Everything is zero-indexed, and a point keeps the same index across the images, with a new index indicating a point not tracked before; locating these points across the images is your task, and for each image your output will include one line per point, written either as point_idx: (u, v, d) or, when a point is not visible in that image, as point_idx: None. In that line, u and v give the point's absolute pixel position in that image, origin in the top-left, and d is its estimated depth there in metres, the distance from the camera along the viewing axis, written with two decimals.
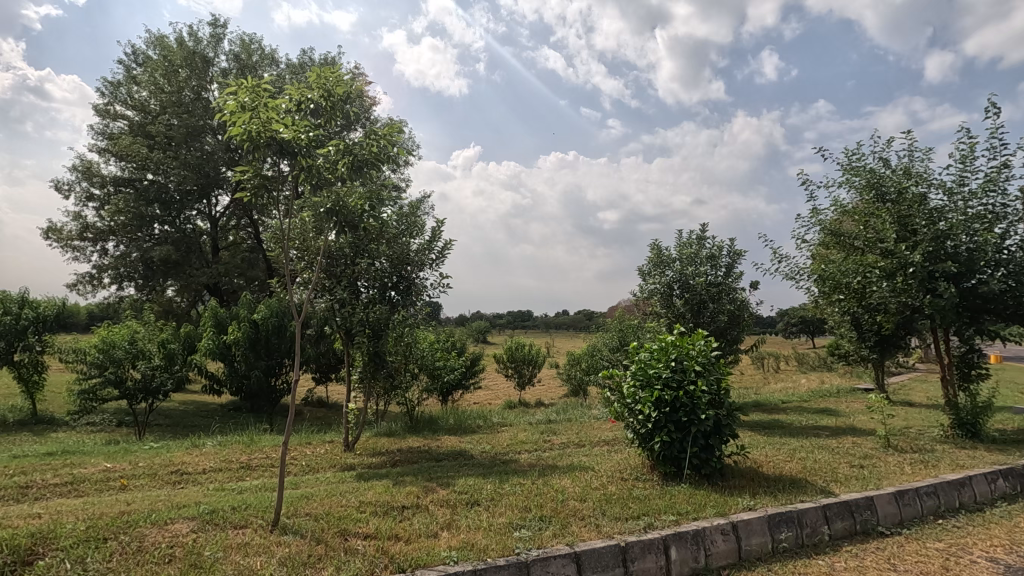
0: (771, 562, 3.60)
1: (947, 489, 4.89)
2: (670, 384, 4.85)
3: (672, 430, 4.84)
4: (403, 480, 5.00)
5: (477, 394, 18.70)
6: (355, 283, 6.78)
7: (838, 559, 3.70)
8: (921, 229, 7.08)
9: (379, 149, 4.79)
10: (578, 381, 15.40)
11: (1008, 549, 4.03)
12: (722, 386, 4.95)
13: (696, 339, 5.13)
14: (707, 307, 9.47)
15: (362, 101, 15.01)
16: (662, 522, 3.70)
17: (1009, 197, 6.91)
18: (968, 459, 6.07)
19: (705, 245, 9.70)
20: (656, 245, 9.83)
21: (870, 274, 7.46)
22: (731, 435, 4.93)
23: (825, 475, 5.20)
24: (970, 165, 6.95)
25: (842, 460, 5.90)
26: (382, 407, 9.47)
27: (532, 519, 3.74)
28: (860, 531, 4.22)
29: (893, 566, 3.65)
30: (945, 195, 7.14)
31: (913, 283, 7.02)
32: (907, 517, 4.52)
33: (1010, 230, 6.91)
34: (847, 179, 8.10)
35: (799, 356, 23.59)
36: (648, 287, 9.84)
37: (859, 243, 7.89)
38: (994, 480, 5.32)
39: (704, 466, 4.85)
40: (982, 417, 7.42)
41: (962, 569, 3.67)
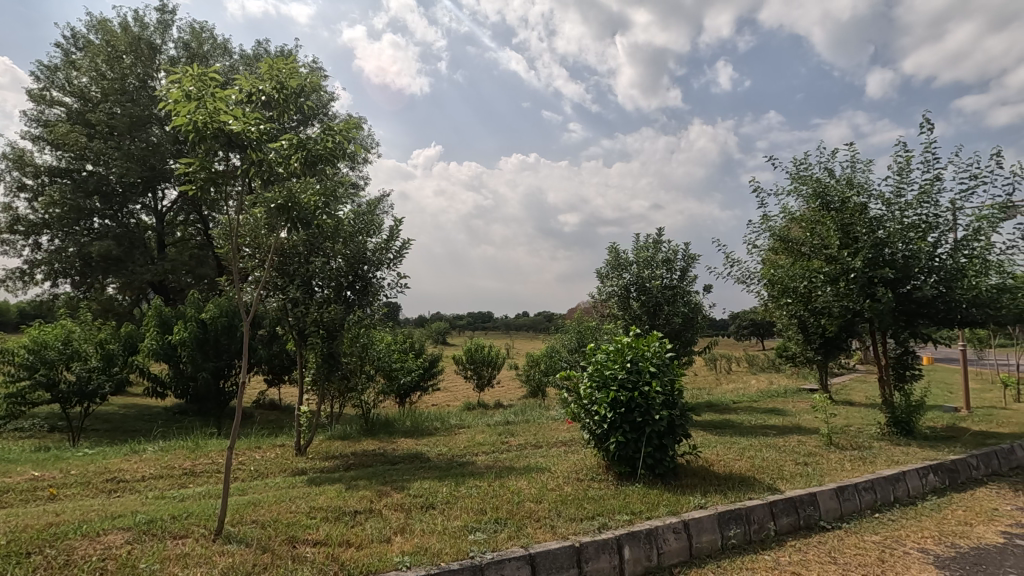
0: (720, 559, 3.69)
1: (883, 484, 5.14)
2: (626, 385, 4.94)
3: (627, 431, 4.90)
4: (357, 484, 4.88)
5: (436, 396, 18.55)
6: (309, 283, 6.59)
7: (782, 554, 3.83)
8: (862, 237, 7.43)
9: (334, 144, 4.66)
10: (536, 383, 15.47)
11: (937, 540, 4.26)
12: (675, 387, 5.07)
13: (650, 340, 5.26)
14: (662, 309, 9.68)
15: (320, 96, 14.68)
16: (616, 521, 3.73)
17: (941, 208, 7.35)
18: (902, 456, 6.41)
19: (661, 249, 9.91)
20: (614, 248, 9.99)
21: (816, 279, 7.79)
22: (684, 435, 5.05)
23: (772, 473, 5.38)
24: (906, 177, 7.35)
25: (788, 458, 6.12)
26: (337, 410, 9.26)
27: (487, 521, 3.71)
28: (804, 526, 4.38)
29: (833, 560, 3.80)
30: (884, 205, 7.53)
31: (854, 288, 7.36)
32: (847, 511, 4.73)
33: (942, 239, 7.35)
34: (795, 187, 8.42)
35: (749, 358, 24.47)
36: (606, 289, 9.99)
37: (806, 249, 8.23)
38: (925, 475, 5.64)
39: (658, 466, 4.93)
40: (915, 416, 7.86)
41: (897, 560, 3.85)
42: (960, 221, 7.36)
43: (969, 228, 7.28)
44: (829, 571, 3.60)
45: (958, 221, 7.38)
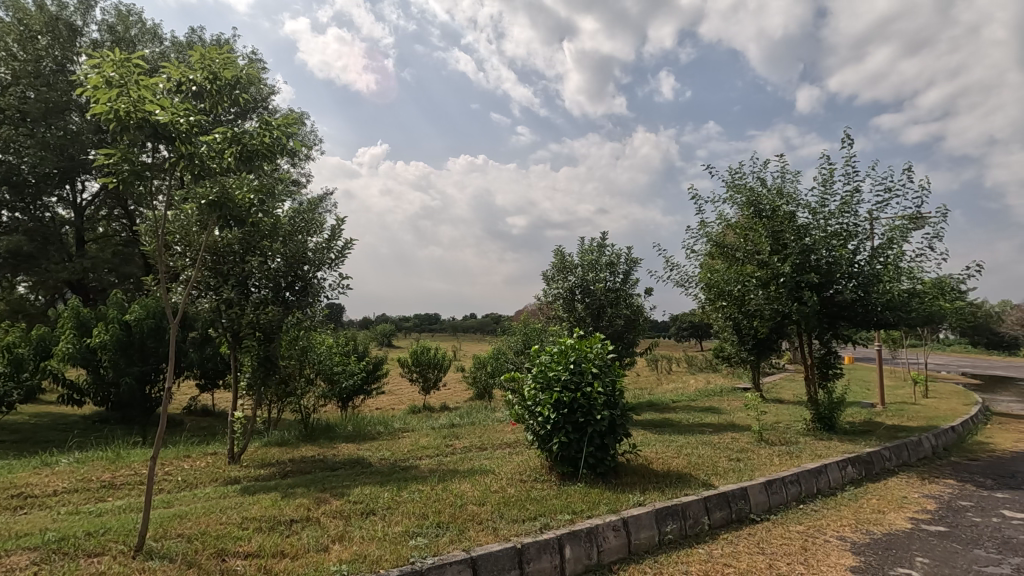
0: (657, 554, 3.80)
1: (807, 477, 5.46)
2: (569, 386, 5.01)
3: (569, 431, 4.97)
4: (293, 492, 4.71)
5: (380, 399, 18.18)
6: (245, 282, 6.32)
7: (715, 547, 3.99)
8: (790, 243, 7.88)
9: (272, 140, 4.48)
10: (483, 385, 15.47)
11: (854, 527, 4.57)
12: (617, 387, 5.19)
13: (593, 342, 5.36)
14: (605, 311, 9.90)
15: (259, 88, 14.12)
16: (557, 521, 3.78)
17: (860, 218, 7.89)
18: (824, 449, 6.83)
19: (605, 252, 10.14)
20: (559, 251, 10.13)
21: (748, 283, 8.19)
22: (625, 434, 5.17)
23: (707, 469, 5.60)
24: (830, 188, 7.86)
25: (721, 454, 6.39)
26: (274, 415, 8.90)
27: (429, 526, 3.67)
28: (736, 519, 4.59)
29: (761, 550, 4.00)
30: (811, 214, 8.01)
31: (783, 291, 7.77)
32: (775, 503, 4.99)
33: (861, 247, 7.89)
34: (731, 196, 8.82)
35: (688, 359, 25.38)
36: (552, 291, 10.12)
37: (740, 254, 8.62)
38: (844, 467, 6.02)
39: (599, 465, 5.04)
40: (836, 412, 8.40)
41: (817, 548, 4.10)
42: (877, 230, 7.93)
43: (885, 237, 7.86)
44: (757, 561, 3.79)
45: (875, 230, 7.95)
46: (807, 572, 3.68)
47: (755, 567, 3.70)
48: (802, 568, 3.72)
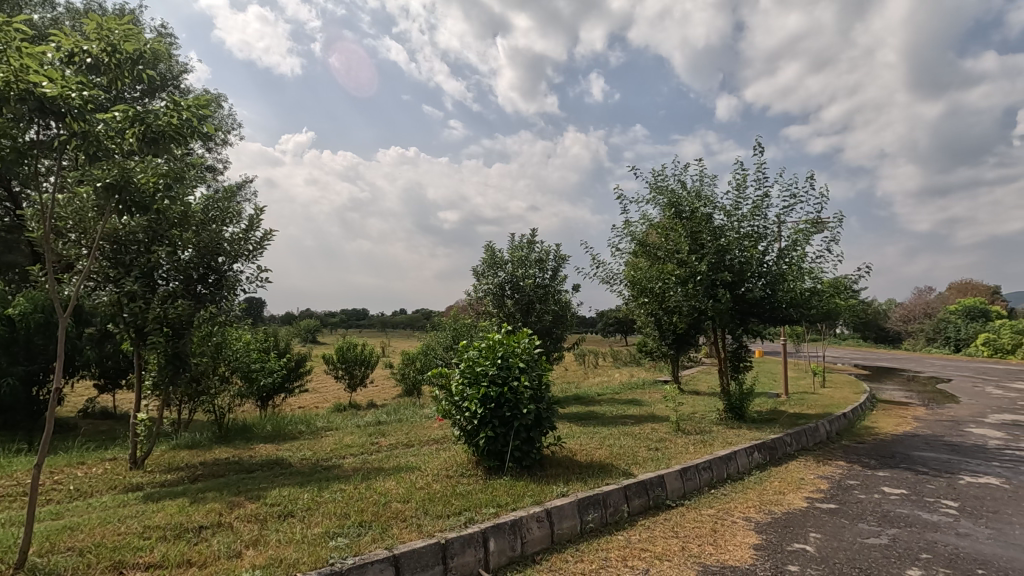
0: (578, 543, 3.92)
1: (718, 464, 5.81)
2: (496, 381, 5.03)
3: (496, 426, 5.00)
4: (203, 498, 4.42)
5: (303, 398, 17.49)
6: (151, 274, 5.87)
7: (633, 533, 4.17)
8: (707, 244, 8.33)
9: (180, 122, 4.16)
10: (411, 381, 15.25)
11: (758, 508, 4.93)
12: (543, 382, 5.30)
13: (520, 337, 5.42)
14: (534, 307, 10.04)
15: (169, 65, 13.10)
16: (482, 515, 3.80)
17: (768, 221, 8.48)
18: (734, 437, 7.30)
19: (534, 249, 10.28)
20: (490, 247, 10.15)
21: (668, 281, 8.57)
22: (551, 427, 5.28)
23: (627, 459, 5.82)
24: (743, 192, 8.38)
25: (642, 444, 6.68)
26: (184, 416, 8.35)
27: (351, 526, 3.58)
28: (653, 505, 4.81)
29: (675, 534, 4.22)
30: (726, 216, 8.51)
31: (700, 289, 8.20)
32: (689, 489, 5.28)
33: (769, 248, 8.47)
34: (654, 197, 9.18)
35: (613, 353, 26.27)
36: (481, 287, 10.13)
37: (661, 253, 9.01)
38: (751, 453, 6.47)
39: (525, 458, 5.12)
40: (745, 401, 9.00)
41: (726, 529, 4.38)
42: (783, 232, 8.55)
43: (790, 239, 8.49)
44: (672, 544, 4.00)
45: (782, 233, 8.57)
46: (715, 552, 3.92)
47: (669, 550, 3.90)
48: (712, 549, 3.97)
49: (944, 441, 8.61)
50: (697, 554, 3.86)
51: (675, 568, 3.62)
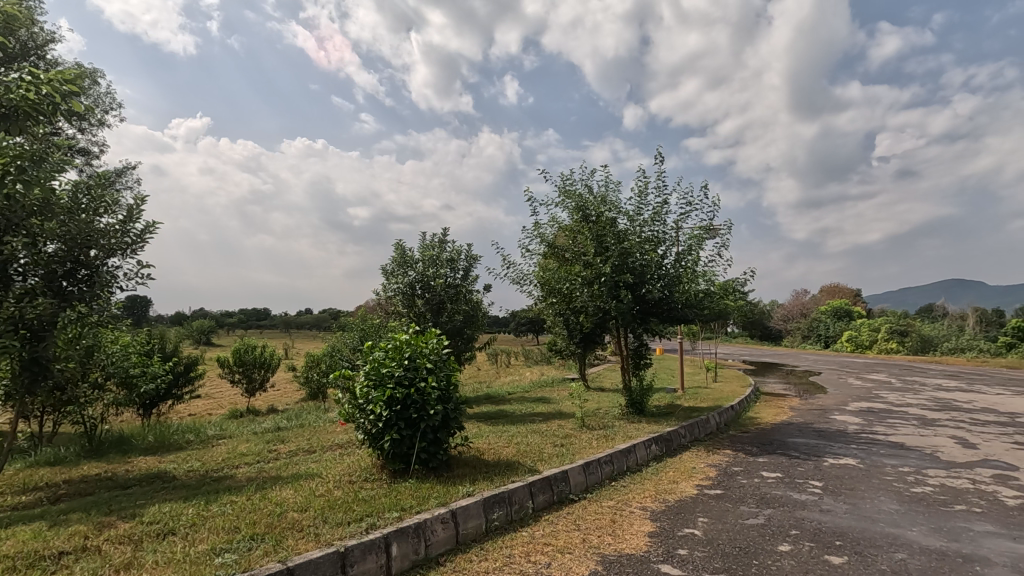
0: (483, 542, 3.94)
1: (619, 457, 6.09)
2: (402, 382, 4.94)
3: (401, 428, 4.91)
4: (66, 520, 3.95)
5: (194, 404, 16.15)
6: (4, 269, 5.13)
7: (537, 528, 4.27)
8: (611, 246, 8.70)
9: (39, 97, 3.72)
10: (316, 384, 14.60)
11: (654, 497, 5.23)
12: (450, 382, 5.27)
13: (428, 338, 5.37)
14: (445, 307, 9.97)
15: (31, 31, 11.53)
16: (384, 520, 3.71)
17: (667, 226, 9.02)
18: (635, 431, 7.70)
19: (445, 248, 10.21)
20: (400, 245, 9.92)
21: (575, 282, 8.86)
22: (458, 427, 5.27)
23: (533, 456, 5.96)
24: (645, 198, 8.85)
25: (548, 441, 6.86)
26: (46, 429, 7.40)
27: (241, 540, 3.35)
28: (557, 500, 4.95)
29: (577, 526, 4.37)
30: (629, 221, 8.93)
31: (604, 290, 8.55)
32: (591, 483, 5.49)
33: (668, 252, 9.01)
34: (563, 200, 9.44)
35: (525, 352, 26.69)
36: (390, 287, 9.89)
37: (569, 255, 9.29)
38: (649, 445, 6.85)
39: (432, 460, 5.07)
40: (645, 397, 9.52)
41: (624, 519, 4.60)
42: (680, 237, 9.14)
43: (686, 244, 9.09)
44: (573, 537, 4.14)
45: (679, 238, 9.15)
46: (614, 541, 4.10)
47: (570, 542, 4.03)
48: (611, 539, 4.15)
49: (813, 427, 9.63)
50: (597, 545, 4.02)
51: (575, 559, 3.75)
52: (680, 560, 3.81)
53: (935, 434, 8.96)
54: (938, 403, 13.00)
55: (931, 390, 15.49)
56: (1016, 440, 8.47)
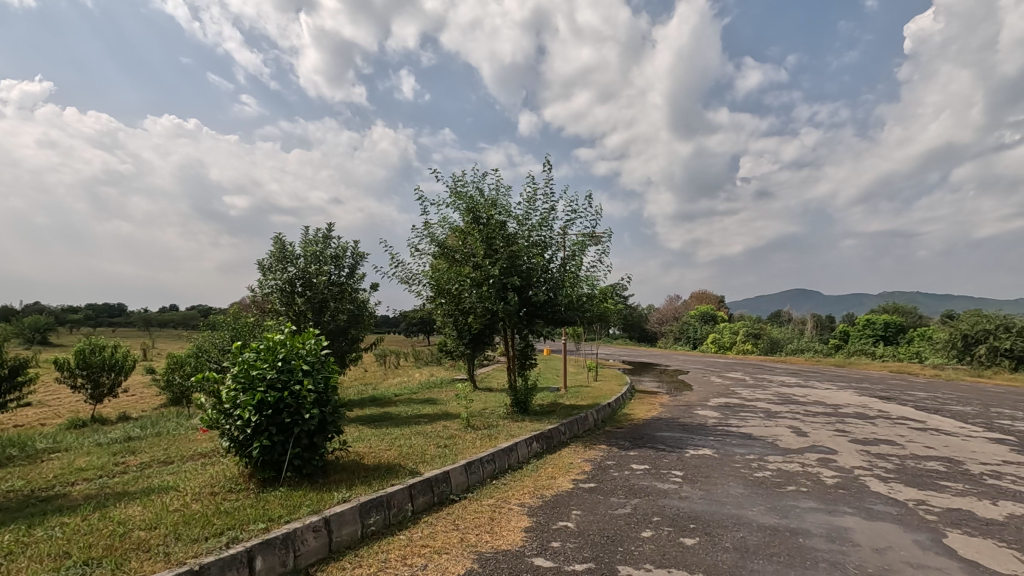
0: (358, 548, 3.83)
1: (500, 456, 6.22)
2: (274, 386, 4.66)
3: (273, 434, 4.63)
4: None
5: (23, 414, 13.95)
6: None
7: (415, 531, 4.23)
8: (500, 249, 8.86)
9: None
10: (179, 389, 13.26)
11: (532, 493, 5.42)
12: (329, 384, 5.05)
13: (305, 338, 5.10)
14: (328, 306, 9.56)
15: None
16: (248, 533, 3.47)
17: (554, 231, 9.39)
18: (517, 430, 7.91)
19: (330, 244, 9.78)
20: (279, 239, 9.32)
21: (464, 283, 8.92)
22: (336, 431, 5.07)
23: (416, 458, 5.90)
24: (533, 204, 9.14)
25: (431, 442, 6.83)
26: None
27: (70, 567, 2.95)
28: (437, 501, 4.94)
29: (456, 526, 4.41)
30: (518, 224, 9.17)
31: (493, 291, 8.69)
32: (472, 482, 5.56)
33: (553, 256, 9.38)
34: (453, 201, 9.45)
35: (415, 353, 26.34)
36: (266, 283, 9.23)
37: (459, 256, 9.32)
38: (530, 443, 7.07)
39: (306, 466, 4.84)
40: (530, 396, 9.81)
41: (503, 516, 4.71)
42: (565, 243, 9.56)
43: (571, 249, 9.53)
44: (451, 537, 4.16)
45: (565, 243, 9.58)
46: (491, 539, 4.19)
47: (448, 543, 4.05)
48: (488, 536, 4.23)
49: (678, 422, 10.52)
50: (474, 543, 4.08)
51: (452, 559, 3.77)
52: (553, 553, 3.98)
53: (776, 425, 10.20)
54: (781, 397, 14.82)
55: (776, 386, 17.61)
56: (837, 428, 9.90)
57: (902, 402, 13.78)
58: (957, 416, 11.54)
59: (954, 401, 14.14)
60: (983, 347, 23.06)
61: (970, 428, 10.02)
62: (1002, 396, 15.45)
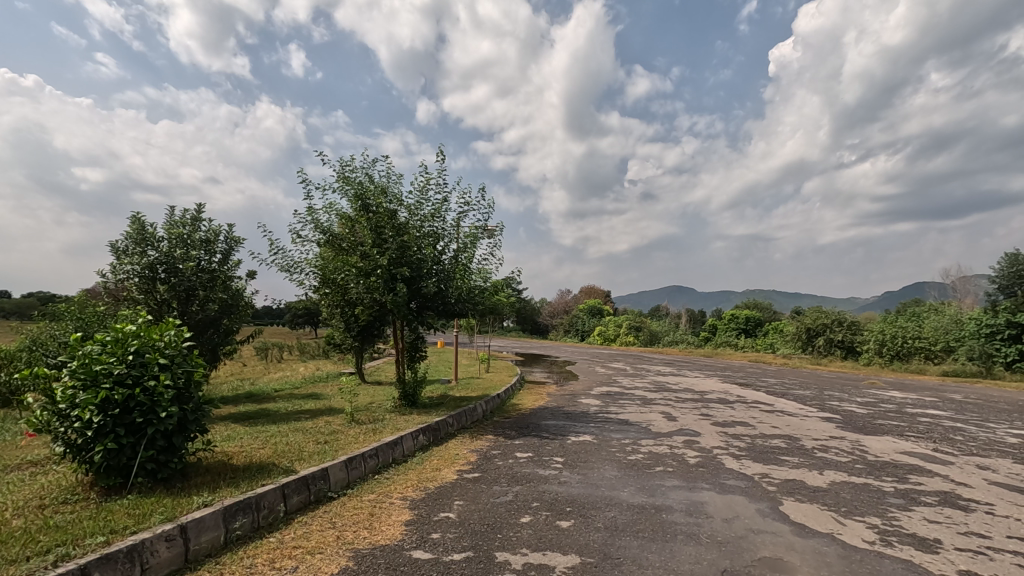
0: (220, 556, 3.56)
1: (384, 449, 6.09)
2: (123, 382, 4.15)
3: (120, 436, 4.14)
4: None
5: None
6: None
7: (287, 533, 4.01)
8: (390, 239, 8.64)
9: None
10: (7, 387, 11.42)
11: (416, 486, 5.38)
12: (191, 380, 4.60)
13: (164, 329, 4.60)
14: (196, 294, 8.73)
15: None
16: (84, 548, 3.08)
17: (446, 222, 9.33)
18: (404, 423, 7.80)
19: (200, 227, 8.92)
20: (137, 219, 8.32)
21: (350, 273, 8.59)
22: (198, 430, 4.66)
23: (292, 456, 5.59)
24: (425, 194, 9.03)
25: (310, 439, 6.51)
26: None
27: None
28: (313, 500, 4.72)
29: (333, 525, 4.24)
30: (409, 213, 9.00)
31: (381, 282, 8.44)
32: (353, 477, 5.39)
33: (445, 247, 9.33)
34: (341, 186, 9.04)
35: (300, 346, 24.99)
36: (121, 268, 8.22)
37: (346, 245, 8.95)
38: (417, 436, 7.00)
39: (161, 469, 4.40)
40: (418, 389, 9.72)
41: (383, 511, 4.61)
42: (457, 235, 9.55)
43: (463, 241, 9.54)
44: (327, 535, 4.01)
45: (456, 235, 9.56)
46: (369, 535, 4.09)
47: (323, 542, 3.89)
48: (366, 532, 4.13)
49: (563, 410, 10.99)
50: (351, 540, 3.96)
51: (326, 558, 3.63)
52: (432, 544, 3.98)
53: (650, 411, 11.02)
54: (655, 384, 16.04)
55: (653, 374, 19.02)
56: (702, 412, 10.92)
57: (756, 387, 15.52)
58: (798, 398, 13.24)
59: (797, 386, 16.20)
60: (822, 339, 26.61)
61: (807, 409, 11.52)
62: (834, 381, 17.93)
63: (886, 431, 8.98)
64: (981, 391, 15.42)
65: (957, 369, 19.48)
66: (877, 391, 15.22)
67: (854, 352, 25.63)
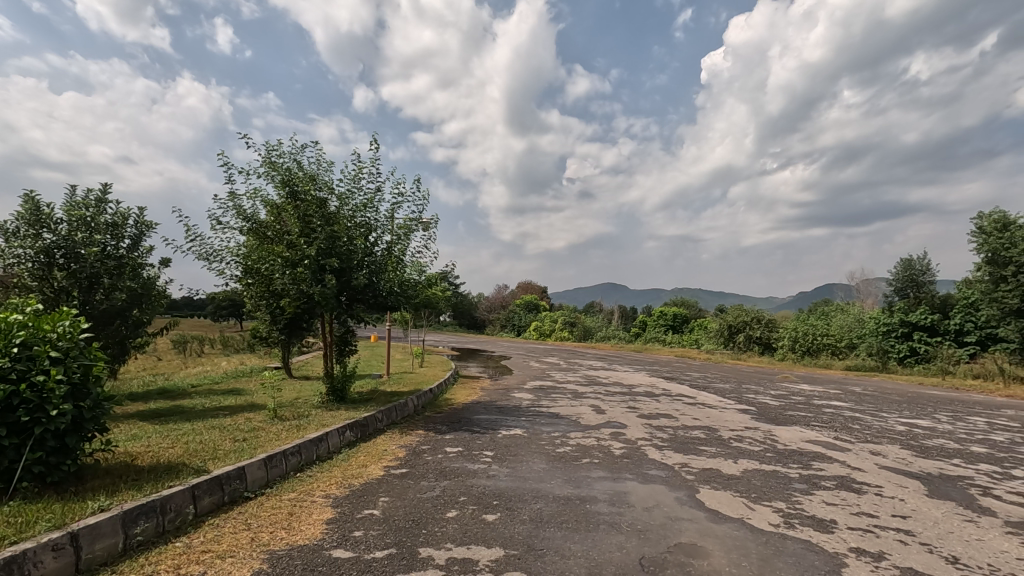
0: (118, 564, 3.30)
1: (307, 446, 5.87)
2: (6, 378, 3.77)
3: (2, 437, 3.76)
4: None
5: None
6: None
7: (196, 536, 3.78)
8: (318, 228, 8.31)
9: None
10: None
11: (339, 484, 5.22)
12: (89, 375, 4.24)
13: (57, 319, 4.20)
14: (100, 281, 8.04)
15: None
16: None
17: (378, 213, 9.10)
18: (331, 419, 7.54)
19: (105, 209, 8.22)
20: (31, 197, 7.56)
21: (275, 263, 8.21)
22: (97, 429, 4.31)
23: (205, 455, 5.27)
24: (358, 183, 8.77)
25: (226, 437, 6.16)
26: None
27: None
28: (227, 501, 4.47)
29: (247, 526, 4.04)
30: (339, 203, 8.71)
31: (307, 273, 8.09)
32: (273, 476, 5.16)
33: (377, 239, 9.10)
34: (267, 171, 8.63)
35: (223, 339, 23.67)
36: (11, 251, 7.44)
37: (272, 233, 8.54)
38: (343, 432, 6.79)
39: (51, 473, 4.04)
40: (347, 384, 9.46)
41: (303, 511, 4.44)
42: (391, 227, 9.34)
43: (396, 233, 9.33)
44: (240, 537, 3.82)
45: (389, 227, 9.34)
46: (286, 535, 3.92)
47: (236, 544, 3.70)
48: (284, 533, 3.96)
49: (495, 404, 11.04)
50: (267, 542, 3.78)
51: (238, 562, 3.45)
52: (354, 543, 3.86)
53: (580, 404, 11.27)
54: (587, 379, 16.43)
55: (585, 369, 19.47)
56: (629, 405, 11.31)
57: (681, 381, 16.24)
58: (718, 391, 13.99)
59: (719, 380, 17.10)
60: (742, 335, 28.21)
61: (726, 401, 12.19)
62: (752, 375, 19.08)
63: (795, 421, 9.66)
64: (878, 383, 16.89)
65: (858, 363, 21.23)
66: (788, 384, 16.37)
67: (770, 348, 27.36)
